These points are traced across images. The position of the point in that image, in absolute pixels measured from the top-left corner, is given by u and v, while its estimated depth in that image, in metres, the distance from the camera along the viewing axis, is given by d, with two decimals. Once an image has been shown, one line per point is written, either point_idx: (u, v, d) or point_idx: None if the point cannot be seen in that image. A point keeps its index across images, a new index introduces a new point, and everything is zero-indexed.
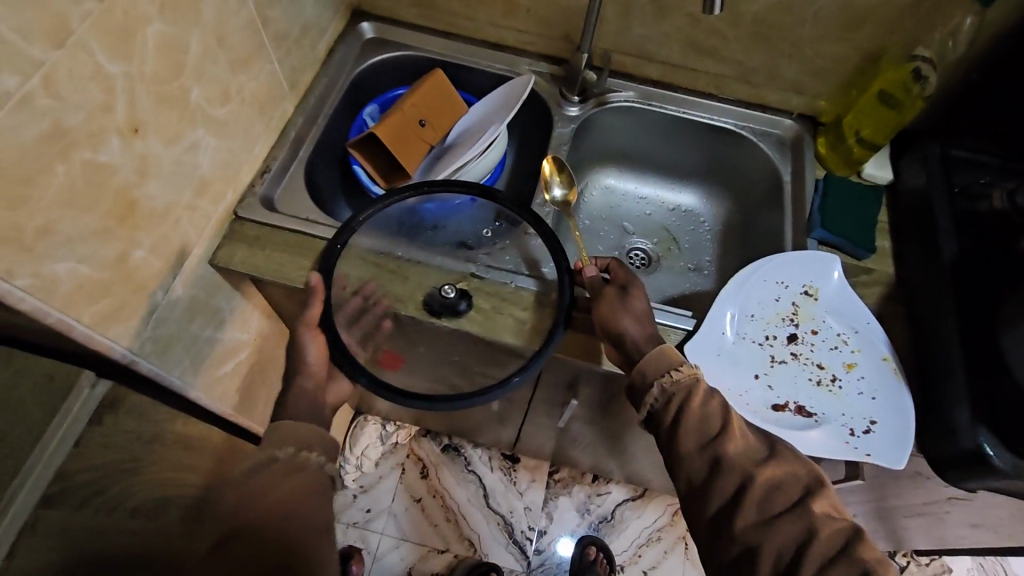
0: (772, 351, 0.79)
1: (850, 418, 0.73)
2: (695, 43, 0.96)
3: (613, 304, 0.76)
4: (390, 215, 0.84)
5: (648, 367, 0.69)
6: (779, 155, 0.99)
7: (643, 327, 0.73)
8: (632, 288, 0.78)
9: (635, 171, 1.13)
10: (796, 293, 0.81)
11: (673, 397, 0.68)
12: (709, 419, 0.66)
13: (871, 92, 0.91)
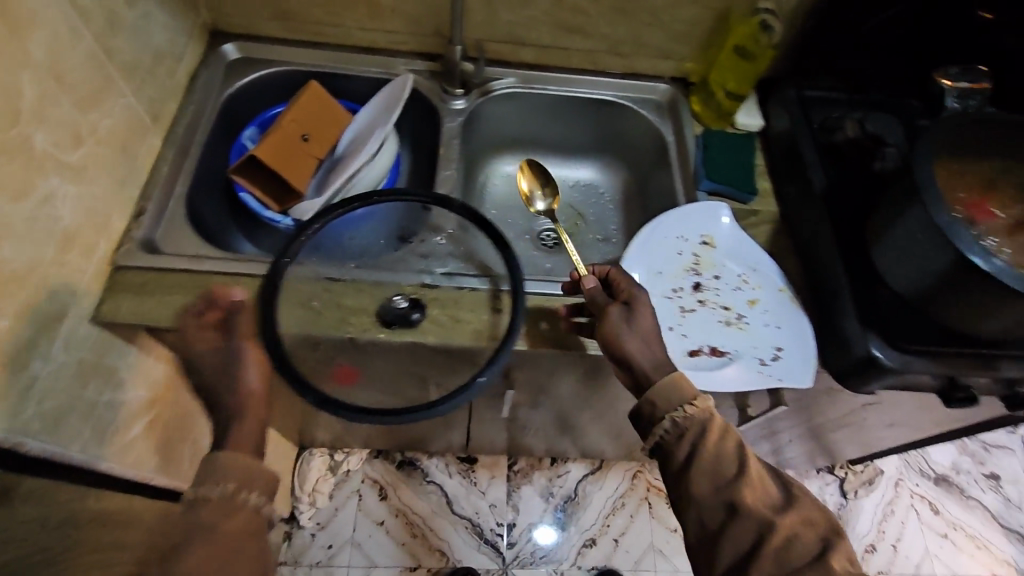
0: (683, 302, 0.82)
1: (760, 349, 0.78)
2: (562, 22, 0.99)
3: (619, 325, 0.73)
4: (321, 241, 0.82)
5: (659, 399, 0.69)
6: (659, 118, 1.04)
7: (651, 347, 0.72)
8: (640, 305, 0.75)
9: (531, 155, 1.15)
10: (696, 245, 0.86)
11: (683, 431, 0.68)
12: (716, 455, 0.66)
13: (728, 48, 0.96)
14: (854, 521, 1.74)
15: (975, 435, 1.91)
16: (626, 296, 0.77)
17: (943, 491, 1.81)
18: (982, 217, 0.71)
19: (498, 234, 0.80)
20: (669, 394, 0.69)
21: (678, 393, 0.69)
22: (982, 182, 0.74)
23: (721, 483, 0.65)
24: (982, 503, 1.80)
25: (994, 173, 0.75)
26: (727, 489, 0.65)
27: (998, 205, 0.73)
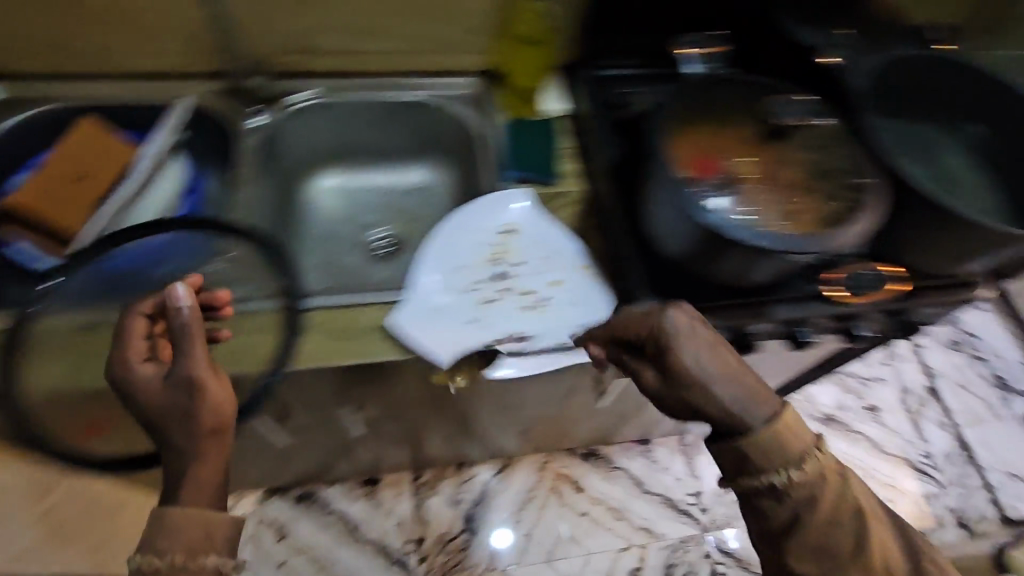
0: (484, 293, 0.92)
1: (558, 327, 0.89)
2: (347, 26, 0.99)
3: (656, 382, 0.78)
4: (90, 276, 0.94)
5: (758, 451, 0.73)
6: (472, 114, 1.04)
7: (698, 381, 0.74)
8: (681, 348, 0.74)
9: (358, 167, 1.14)
10: (495, 236, 0.95)
11: (795, 491, 0.73)
12: (836, 529, 0.72)
13: (514, 37, 1.01)
14: None
15: (852, 371, 2.04)
16: (654, 341, 0.77)
17: (830, 430, 1.93)
18: (712, 171, 0.95)
19: (272, 254, 0.93)
20: (772, 450, 0.73)
21: (794, 445, 0.73)
22: (716, 145, 0.96)
23: (830, 563, 0.72)
24: (865, 434, 1.92)
25: (718, 139, 0.96)
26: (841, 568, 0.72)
27: (728, 158, 0.96)
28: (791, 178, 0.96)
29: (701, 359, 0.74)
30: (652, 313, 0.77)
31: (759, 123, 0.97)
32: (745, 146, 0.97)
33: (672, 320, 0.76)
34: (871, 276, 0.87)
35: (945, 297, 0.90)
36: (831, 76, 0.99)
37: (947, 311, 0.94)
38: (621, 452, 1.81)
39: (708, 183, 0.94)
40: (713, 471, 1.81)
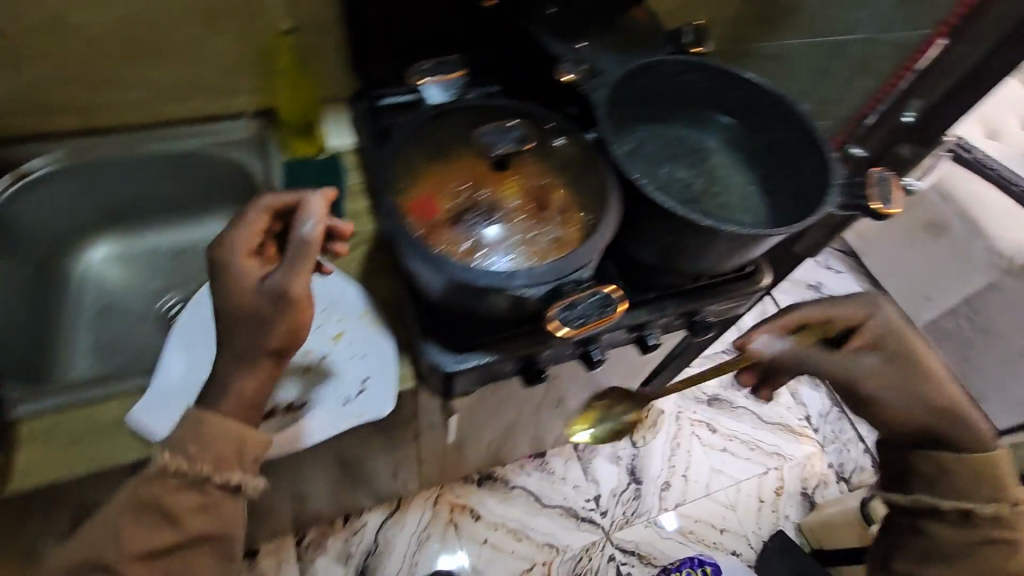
0: None
1: (343, 386, 0.84)
2: (80, 79, 0.94)
3: (875, 361, 0.92)
4: None
5: (952, 468, 0.86)
6: (250, 158, 1.05)
7: (896, 393, 0.90)
8: (889, 344, 0.92)
9: (139, 229, 1.14)
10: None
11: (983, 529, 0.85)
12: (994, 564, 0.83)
13: (286, 71, 0.98)
14: (647, 466, 1.84)
15: None
16: (862, 331, 0.94)
17: (716, 409, 1.98)
18: (454, 212, 0.72)
19: None
20: (964, 484, 0.85)
21: (988, 483, 0.85)
22: (453, 181, 0.74)
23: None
24: (748, 408, 1.99)
25: (451, 174, 0.74)
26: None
27: (476, 193, 0.74)
28: (555, 190, 0.75)
29: (908, 340, 0.92)
30: (837, 304, 0.94)
31: (471, 151, 0.75)
32: (488, 173, 0.75)
33: (874, 313, 0.93)
34: (598, 297, 0.67)
35: (740, 289, 0.83)
36: (575, 92, 0.80)
37: (750, 300, 0.87)
38: (517, 470, 1.77)
39: (457, 229, 0.71)
40: (609, 471, 1.82)
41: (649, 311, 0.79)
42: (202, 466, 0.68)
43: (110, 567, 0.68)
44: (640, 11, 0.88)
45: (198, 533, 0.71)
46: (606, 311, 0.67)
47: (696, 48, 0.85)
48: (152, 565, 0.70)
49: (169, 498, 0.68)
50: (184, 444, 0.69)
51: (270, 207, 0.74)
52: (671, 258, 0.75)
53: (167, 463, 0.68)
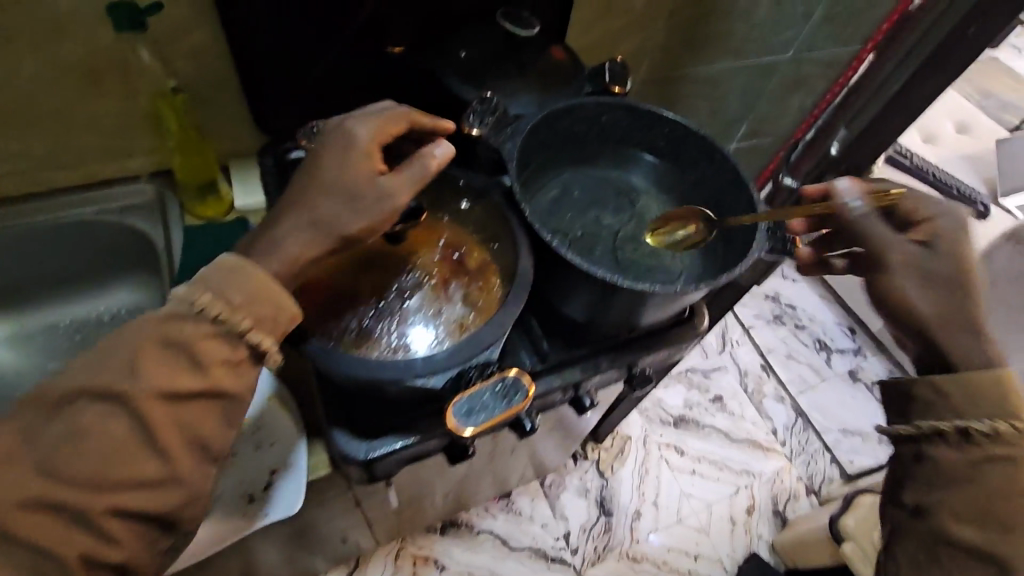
0: None
1: (251, 480, 0.81)
2: None
3: (915, 261, 0.73)
4: None
5: (951, 393, 0.68)
6: (149, 222, 0.94)
7: (933, 300, 0.71)
8: (943, 239, 0.73)
9: (29, 303, 1.02)
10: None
11: (988, 446, 0.66)
12: (1012, 505, 0.63)
13: (177, 130, 0.85)
14: (616, 498, 1.79)
15: (694, 367, 2.08)
16: (925, 226, 0.74)
17: (683, 430, 1.95)
18: (345, 294, 0.66)
19: None
20: (973, 408, 0.67)
21: (996, 402, 0.66)
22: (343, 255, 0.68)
23: (993, 533, 0.62)
24: (715, 427, 1.96)
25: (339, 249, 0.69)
26: (1005, 547, 0.61)
27: (372, 263, 0.69)
28: (462, 254, 0.71)
29: (967, 253, 0.73)
30: (927, 199, 0.74)
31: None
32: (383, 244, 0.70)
33: (947, 215, 0.74)
34: (505, 382, 0.60)
35: (677, 336, 0.79)
36: (477, 144, 0.72)
37: (692, 344, 0.83)
38: (482, 513, 1.69)
39: (348, 315, 0.66)
40: (578, 505, 1.76)
41: (582, 369, 0.74)
42: (241, 319, 0.55)
43: (120, 401, 0.52)
44: (558, 49, 0.83)
45: (217, 388, 0.54)
46: (512, 398, 0.60)
47: (616, 87, 0.81)
48: (169, 413, 0.52)
49: (206, 346, 0.54)
50: (227, 282, 0.55)
51: (411, 116, 0.65)
52: (597, 316, 0.71)
53: (211, 299, 0.55)
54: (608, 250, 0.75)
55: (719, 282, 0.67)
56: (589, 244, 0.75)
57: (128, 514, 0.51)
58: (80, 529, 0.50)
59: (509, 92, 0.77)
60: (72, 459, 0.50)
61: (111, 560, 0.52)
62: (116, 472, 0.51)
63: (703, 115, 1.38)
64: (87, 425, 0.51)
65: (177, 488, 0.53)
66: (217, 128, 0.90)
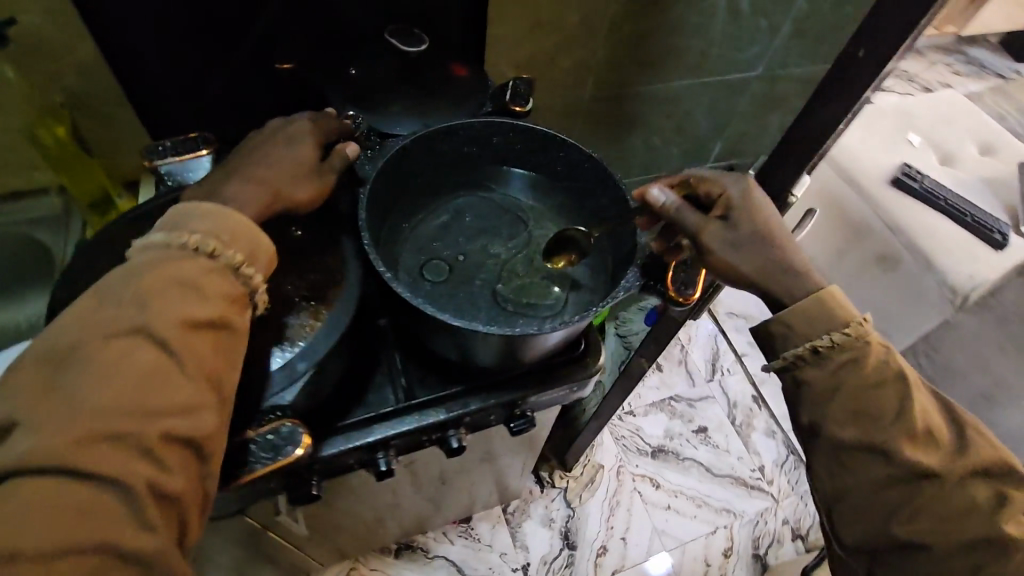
0: None
1: None
2: None
3: (726, 237, 0.63)
4: None
5: (796, 325, 0.62)
6: (45, 234, 0.88)
7: (755, 260, 0.62)
8: (744, 210, 0.63)
9: None
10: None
11: (838, 356, 0.61)
12: (875, 394, 0.60)
13: (58, 148, 0.77)
14: (582, 529, 1.68)
15: (678, 396, 1.95)
16: (721, 199, 0.65)
17: (660, 463, 1.82)
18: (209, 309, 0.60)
19: None
20: (823, 319, 0.61)
21: (839, 316, 0.61)
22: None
23: (870, 425, 0.60)
24: (695, 460, 1.83)
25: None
26: (881, 433, 0.59)
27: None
28: (321, 282, 0.61)
29: (764, 207, 0.63)
30: (717, 176, 0.66)
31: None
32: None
33: (737, 186, 0.64)
34: (278, 431, 0.54)
35: (563, 375, 0.72)
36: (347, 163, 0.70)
37: (590, 383, 0.76)
38: (439, 538, 1.62)
39: None
40: (540, 536, 1.66)
41: (448, 409, 0.69)
42: (235, 252, 0.51)
43: (145, 332, 0.45)
44: (460, 66, 0.79)
45: (228, 318, 0.49)
46: (277, 453, 0.53)
47: (516, 107, 0.76)
48: (189, 345, 0.46)
49: (209, 276, 0.49)
50: (212, 219, 0.51)
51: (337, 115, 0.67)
52: (464, 354, 0.67)
53: (199, 238, 0.50)
54: (484, 279, 0.70)
55: (579, 320, 0.62)
56: (462, 275, 0.71)
57: (176, 442, 0.44)
58: (133, 458, 0.42)
59: (390, 114, 0.73)
60: (100, 389, 0.42)
61: (168, 493, 0.43)
62: (151, 401, 0.43)
63: (668, 134, 1.31)
64: (116, 354, 0.44)
65: (209, 414, 0.46)
66: (106, 150, 0.82)
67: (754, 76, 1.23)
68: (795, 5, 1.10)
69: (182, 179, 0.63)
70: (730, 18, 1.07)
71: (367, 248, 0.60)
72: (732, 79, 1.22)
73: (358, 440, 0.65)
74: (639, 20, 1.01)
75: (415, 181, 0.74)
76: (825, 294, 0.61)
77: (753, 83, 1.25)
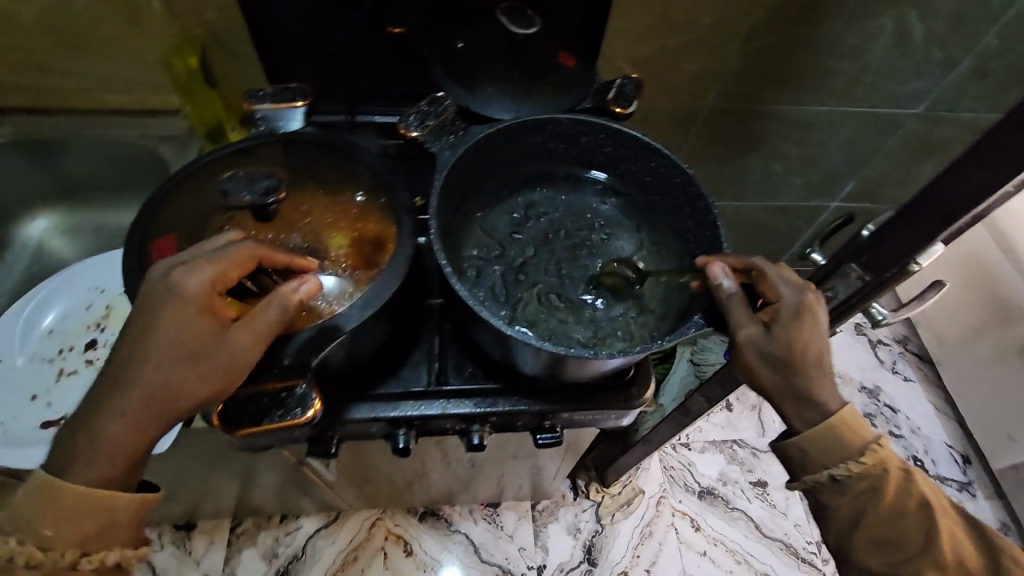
0: (65, 363, 0.75)
1: None
2: (19, 61, 0.89)
3: (761, 346, 0.56)
4: None
5: (811, 451, 0.59)
6: (175, 154, 0.96)
7: (784, 377, 0.57)
8: (797, 334, 0.56)
9: (78, 204, 1.07)
10: (113, 294, 0.78)
11: (856, 482, 0.59)
12: (899, 521, 0.58)
13: (189, 74, 0.85)
14: (607, 549, 1.59)
15: (743, 442, 1.78)
16: (770, 307, 0.58)
17: (706, 506, 1.67)
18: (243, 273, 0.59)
19: None
20: (835, 442, 0.58)
21: (852, 444, 0.58)
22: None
23: (896, 556, 0.58)
24: (745, 513, 1.66)
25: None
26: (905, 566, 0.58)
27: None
28: (375, 248, 0.61)
29: (818, 334, 0.57)
30: (778, 277, 0.58)
31: (228, 216, 0.61)
32: (256, 228, 0.61)
33: (794, 295, 0.58)
34: (296, 393, 0.54)
35: (602, 401, 0.67)
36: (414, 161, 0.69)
37: (630, 413, 0.71)
38: (465, 513, 1.60)
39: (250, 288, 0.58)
40: (564, 543, 1.59)
41: (476, 404, 0.66)
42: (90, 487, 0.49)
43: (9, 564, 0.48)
44: (568, 58, 0.76)
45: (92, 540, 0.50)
46: (291, 414, 0.53)
47: (617, 108, 0.72)
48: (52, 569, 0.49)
49: (149, 411, 0.50)
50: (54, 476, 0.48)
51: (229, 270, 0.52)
52: (507, 356, 0.64)
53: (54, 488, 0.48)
54: (547, 285, 0.66)
55: (632, 355, 0.58)
56: (527, 280, 0.66)
57: None
58: None
59: (486, 94, 0.72)
60: None
61: None
62: None
63: (795, 163, 1.18)
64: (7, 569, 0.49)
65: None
66: (228, 86, 0.87)
67: (912, 115, 1.07)
68: (981, 39, 0.94)
69: (282, 127, 0.67)
70: (896, 44, 0.94)
71: (434, 237, 0.57)
72: (883, 113, 1.07)
73: (380, 412, 0.65)
74: (783, 33, 0.91)
75: (496, 173, 0.72)
76: (837, 421, 0.58)
77: (911, 123, 1.09)
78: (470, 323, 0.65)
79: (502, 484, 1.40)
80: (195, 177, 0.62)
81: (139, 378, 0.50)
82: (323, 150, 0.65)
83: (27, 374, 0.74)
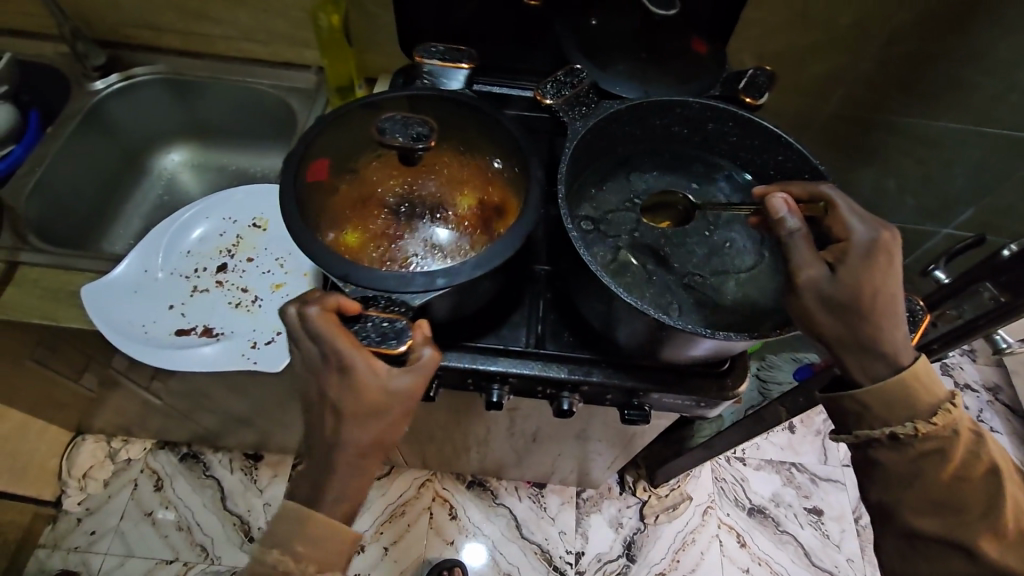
0: (198, 282, 0.85)
1: (258, 331, 0.80)
2: (181, 6, 0.97)
3: (822, 286, 0.52)
4: None
5: (873, 405, 0.55)
6: (301, 106, 1.03)
7: (849, 325, 0.52)
8: (866, 276, 0.52)
9: (208, 144, 1.15)
10: (243, 226, 0.90)
11: (921, 443, 0.55)
12: (961, 488, 0.55)
13: (328, 30, 0.89)
14: (647, 548, 1.50)
15: (803, 466, 1.64)
16: (838, 247, 0.55)
17: (755, 524, 1.55)
18: (381, 206, 0.66)
19: None
20: (908, 405, 0.54)
21: (924, 401, 0.54)
22: (372, 181, 0.67)
23: (952, 519, 0.55)
24: (796, 538, 1.53)
25: (355, 187, 0.67)
26: (962, 531, 0.54)
27: (387, 191, 0.67)
28: (499, 203, 0.66)
29: (891, 284, 0.52)
30: (849, 213, 0.55)
31: (378, 155, 0.67)
32: (396, 171, 0.67)
33: (866, 233, 0.54)
34: (394, 324, 0.56)
35: (696, 387, 0.68)
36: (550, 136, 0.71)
37: (721, 404, 0.71)
38: (510, 489, 1.57)
39: (386, 220, 0.65)
40: (604, 535, 1.52)
41: (570, 370, 0.68)
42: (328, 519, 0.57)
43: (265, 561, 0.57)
44: (701, 43, 0.76)
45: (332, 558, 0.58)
46: (387, 342, 0.55)
47: (747, 98, 0.70)
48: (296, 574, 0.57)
49: (355, 457, 0.57)
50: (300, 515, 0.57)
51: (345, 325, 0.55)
52: (608, 327, 0.65)
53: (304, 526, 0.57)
54: (640, 243, 0.66)
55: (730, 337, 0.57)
56: (617, 233, 0.67)
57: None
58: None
59: (616, 73, 0.73)
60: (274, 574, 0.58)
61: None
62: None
63: (911, 180, 1.10)
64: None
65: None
66: (362, 45, 0.94)
67: None
68: None
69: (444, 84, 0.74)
70: None
71: (562, 201, 0.60)
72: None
73: (480, 364, 0.68)
74: (927, 41, 0.88)
75: (613, 149, 0.71)
76: (906, 376, 0.53)
77: None
78: (576, 292, 0.66)
79: (557, 465, 1.38)
80: (347, 117, 0.66)
81: (339, 439, 0.56)
82: (453, 108, 0.69)
83: (166, 287, 0.84)
